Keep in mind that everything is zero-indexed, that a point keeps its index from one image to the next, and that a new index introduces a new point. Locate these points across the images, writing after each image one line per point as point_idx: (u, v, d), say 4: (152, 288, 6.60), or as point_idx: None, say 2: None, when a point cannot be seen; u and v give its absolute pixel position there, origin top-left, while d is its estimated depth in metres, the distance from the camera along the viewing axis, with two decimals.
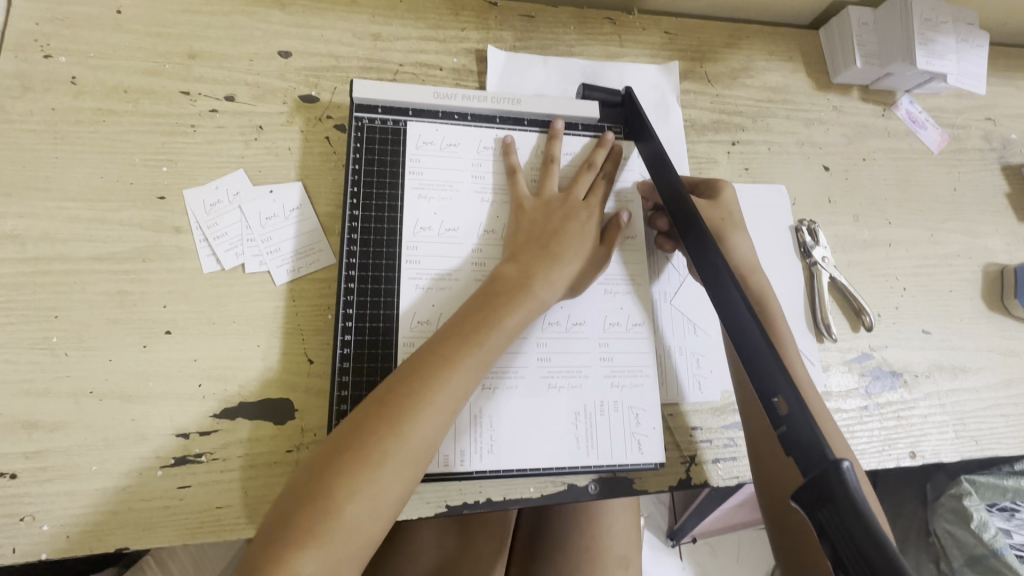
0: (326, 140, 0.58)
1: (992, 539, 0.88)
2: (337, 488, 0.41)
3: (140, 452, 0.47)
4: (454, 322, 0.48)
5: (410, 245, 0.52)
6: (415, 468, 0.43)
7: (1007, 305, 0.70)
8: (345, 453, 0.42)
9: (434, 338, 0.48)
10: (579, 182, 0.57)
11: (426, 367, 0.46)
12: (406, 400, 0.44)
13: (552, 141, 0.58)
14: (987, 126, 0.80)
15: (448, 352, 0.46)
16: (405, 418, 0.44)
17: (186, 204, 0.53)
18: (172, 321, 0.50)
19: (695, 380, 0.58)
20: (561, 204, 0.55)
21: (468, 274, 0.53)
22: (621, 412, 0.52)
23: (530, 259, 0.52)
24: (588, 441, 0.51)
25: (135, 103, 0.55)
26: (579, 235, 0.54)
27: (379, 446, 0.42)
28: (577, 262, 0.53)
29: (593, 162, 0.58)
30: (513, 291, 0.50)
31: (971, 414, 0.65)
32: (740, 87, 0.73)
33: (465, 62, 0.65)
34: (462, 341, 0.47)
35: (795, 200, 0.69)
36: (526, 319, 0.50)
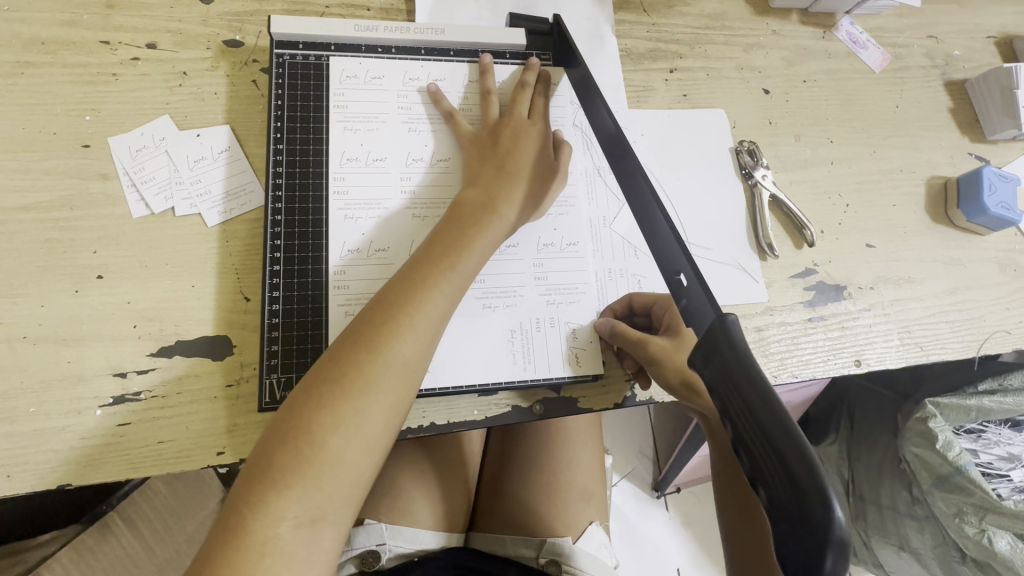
0: (253, 83, 0.58)
1: (958, 457, 0.83)
2: (318, 420, 0.41)
3: (78, 393, 0.47)
4: (422, 252, 0.48)
5: (337, 176, 0.53)
6: (398, 394, 0.44)
7: (951, 216, 0.71)
8: (323, 385, 0.42)
9: (404, 269, 0.48)
10: (519, 102, 0.57)
11: (398, 296, 0.46)
12: (380, 330, 0.44)
13: (484, 72, 0.58)
14: (929, 44, 0.79)
15: (420, 281, 0.46)
16: (381, 345, 0.43)
17: (112, 151, 0.53)
18: (104, 265, 0.51)
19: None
20: (506, 125, 0.55)
21: (399, 202, 0.53)
22: (558, 328, 0.54)
23: (490, 186, 0.52)
24: (525, 356, 0.53)
25: (54, 55, 0.55)
26: (532, 155, 0.54)
27: (357, 375, 0.42)
28: (535, 180, 0.54)
29: (527, 82, 0.58)
30: (478, 218, 0.50)
31: (916, 322, 0.66)
32: (676, 15, 0.72)
33: (393, 1, 0.64)
34: (431, 268, 0.47)
35: (734, 124, 0.69)
36: (492, 242, 0.50)
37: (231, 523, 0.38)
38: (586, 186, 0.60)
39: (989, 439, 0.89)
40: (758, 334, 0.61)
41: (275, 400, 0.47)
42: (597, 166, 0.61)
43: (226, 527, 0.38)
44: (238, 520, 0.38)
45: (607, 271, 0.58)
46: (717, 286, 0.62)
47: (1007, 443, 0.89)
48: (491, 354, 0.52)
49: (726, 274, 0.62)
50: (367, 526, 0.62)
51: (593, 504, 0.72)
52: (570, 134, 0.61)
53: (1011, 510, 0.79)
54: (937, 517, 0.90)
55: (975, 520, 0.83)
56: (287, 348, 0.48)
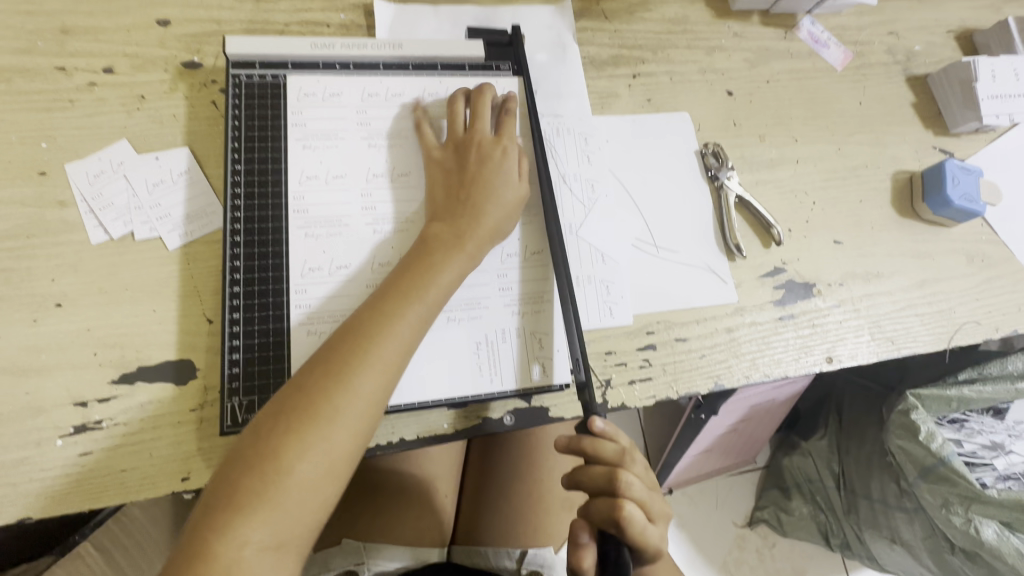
0: (212, 104, 0.58)
1: (940, 448, 0.83)
2: (281, 448, 0.40)
3: (38, 425, 0.47)
4: (394, 278, 0.48)
5: (297, 195, 0.52)
6: (364, 422, 0.43)
7: (917, 209, 0.71)
8: (287, 415, 0.42)
9: (371, 298, 0.48)
10: (480, 120, 0.56)
11: (369, 323, 0.45)
12: (348, 358, 0.44)
13: (453, 102, 0.57)
14: (890, 41, 0.80)
15: (390, 310, 0.46)
16: (349, 373, 0.43)
17: (68, 177, 0.53)
18: (62, 293, 0.50)
19: (605, 307, 0.59)
20: (469, 150, 0.55)
21: (361, 218, 0.53)
22: (524, 338, 0.54)
23: (457, 216, 0.52)
24: (492, 368, 0.53)
25: (8, 83, 0.54)
26: (499, 177, 0.54)
27: (321, 403, 0.42)
28: (495, 209, 0.53)
29: (484, 98, 0.57)
30: (446, 247, 0.50)
31: (886, 316, 0.66)
32: (638, 21, 0.73)
33: (353, 17, 0.64)
34: (398, 297, 0.47)
35: (698, 126, 0.70)
36: (458, 271, 0.50)
37: (191, 550, 0.38)
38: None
39: (971, 428, 0.89)
40: (729, 335, 0.61)
41: (238, 423, 0.47)
42: (562, 176, 0.62)
43: (183, 555, 0.37)
44: (195, 547, 0.38)
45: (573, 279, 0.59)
46: (686, 288, 0.62)
47: (990, 432, 0.89)
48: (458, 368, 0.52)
49: (695, 277, 0.62)
50: (344, 545, 0.63)
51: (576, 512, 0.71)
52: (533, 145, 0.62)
53: (996, 499, 0.79)
54: (925, 509, 0.88)
55: (962, 510, 0.82)
56: (249, 370, 0.48)
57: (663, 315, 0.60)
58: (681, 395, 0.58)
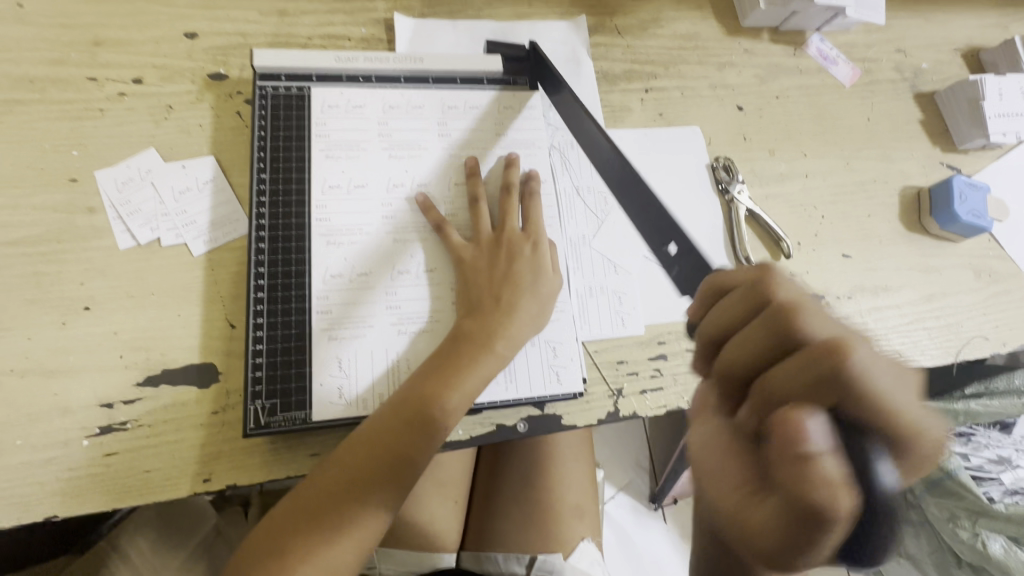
0: (237, 114, 0.59)
1: (949, 462, 0.83)
2: (295, 548, 0.44)
3: (65, 425, 0.48)
4: (413, 385, 0.49)
5: (319, 204, 0.54)
6: (374, 527, 0.47)
7: (925, 224, 0.72)
8: (305, 514, 0.45)
9: (389, 402, 0.48)
10: (509, 212, 0.58)
11: (383, 433, 0.47)
12: (365, 470, 0.46)
13: (471, 174, 0.58)
14: (897, 58, 0.82)
15: (402, 419, 0.47)
16: (363, 484, 0.46)
17: (98, 184, 0.54)
18: (91, 297, 0.51)
19: (616, 317, 0.60)
20: (501, 242, 0.56)
21: (382, 230, 0.55)
22: (538, 347, 0.56)
23: (490, 314, 0.53)
24: (507, 376, 0.54)
25: (42, 92, 0.56)
26: (532, 278, 0.55)
27: (334, 512, 0.45)
28: (530, 307, 0.54)
29: (510, 184, 0.59)
30: (474, 353, 0.51)
31: (894, 329, 0.67)
32: (650, 37, 0.74)
33: (374, 31, 0.66)
34: (414, 408, 0.48)
35: (710, 140, 0.71)
36: (487, 377, 0.51)
37: None
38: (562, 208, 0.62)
39: (978, 442, 0.89)
40: None
41: (260, 425, 0.48)
42: (575, 187, 0.63)
43: None
44: None
45: (587, 290, 0.60)
46: None
47: (996, 446, 0.89)
48: None
49: None
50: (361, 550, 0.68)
51: (586, 520, 0.72)
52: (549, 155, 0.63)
53: (1005, 513, 0.81)
54: (932, 523, 0.87)
55: (970, 524, 0.83)
56: (271, 375, 0.49)
57: (674, 325, 0.61)
58: None
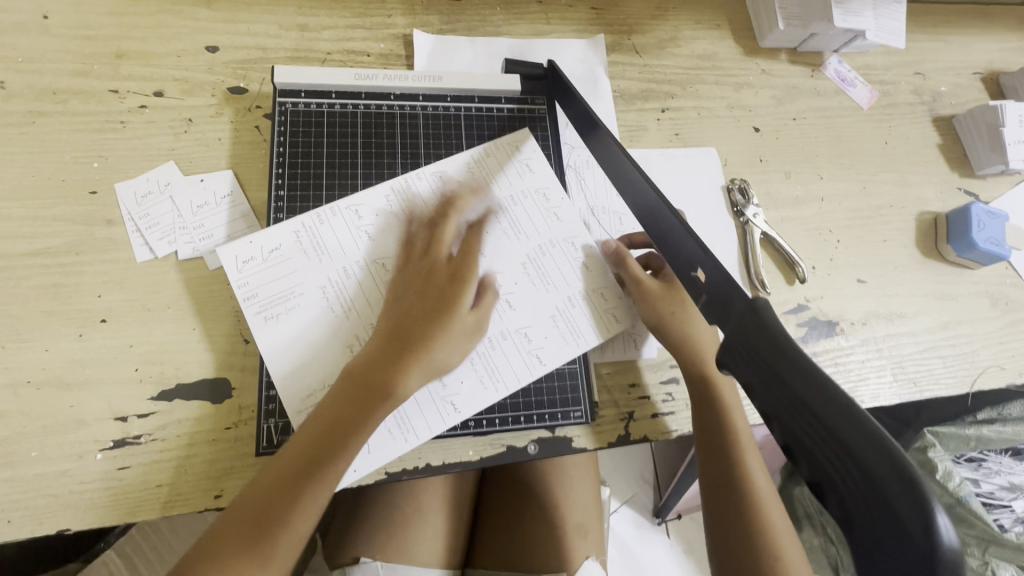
0: (256, 129, 0.60)
1: (958, 488, 0.82)
2: (283, 506, 0.42)
3: (79, 437, 0.48)
4: (391, 338, 0.48)
5: (330, 217, 0.54)
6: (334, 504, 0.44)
7: (941, 250, 0.72)
8: (266, 488, 0.43)
9: (348, 376, 0.46)
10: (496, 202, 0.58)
11: (367, 380, 0.46)
12: (326, 443, 0.44)
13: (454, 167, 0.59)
14: (916, 81, 0.81)
15: (382, 367, 0.46)
16: (324, 457, 0.43)
17: (117, 197, 0.55)
18: (108, 309, 0.52)
19: (608, 316, 0.56)
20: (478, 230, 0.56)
21: (377, 231, 0.55)
22: (513, 339, 0.53)
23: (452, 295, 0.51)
24: (490, 377, 0.52)
25: (65, 104, 0.57)
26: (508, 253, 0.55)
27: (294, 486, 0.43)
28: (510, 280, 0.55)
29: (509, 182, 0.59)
30: (431, 327, 0.49)
31: (908, 357, 0.66)
32: (668, 56, 0.74)
33: (392, 47, 0.66)
34: (375, 381, 0.46)
35: (726, 162, 0.71)
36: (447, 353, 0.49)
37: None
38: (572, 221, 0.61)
39: (989, 468, 0.89)
40: None
41: (273, 443, 0.48)
42: (588, 208, 0.63)
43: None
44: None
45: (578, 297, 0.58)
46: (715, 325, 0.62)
47: (1007, 473, 0.88)
48: None
49: None
50: (362, 565, 0.61)
51: (589, 540, 0.71)
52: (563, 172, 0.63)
53: (1013, 542, 0.78)
54: None
55: (978, 552, 0.81)
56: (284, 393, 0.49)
57: None
58: None
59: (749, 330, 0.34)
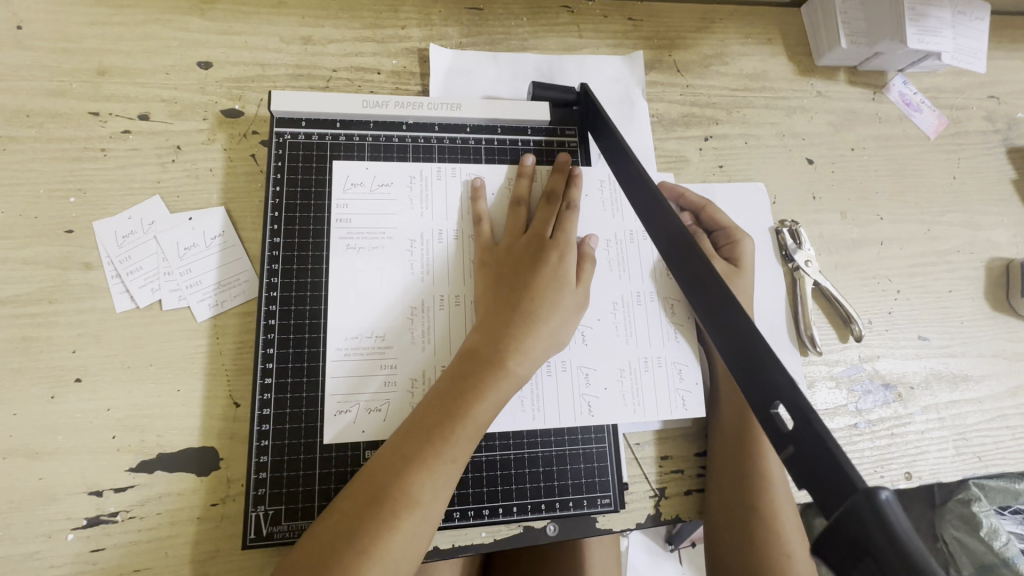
0: (252, 157, 0.53)
1: (1004, 548, 0.75)
2: None
3: (49, 515, 0.43)
4: (426, 406, 0.42)
5: (339, 254, 0.48)
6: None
7: (1013, 304, 0.64)
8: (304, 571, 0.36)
9: (397, 433, 0.42)
10: (543, 217, 0.51)
11: (400, 458, 0.40)
12: (372, 513, 0.38)
13: (474, 196, 0.52)
14: (990, 106, 0.72)
15: (415, 439, 0.41)
16: (371, 530, 0.37)
17: (96, 236, 0.49)
18: (83, 367, 0.46)
19: (646, 376, 0.51)
20: (523, 248, 0.50)
21: (397, 261, 0.49)
22: (570, 373, 0.49)
23: (503, 327, 0.45)
24: (534, 404, 0.48)
25: (39, 128, 0.51)
26: (556, 284, 0.48)
27: (339, 564, 0.36)
28: (559, 315, 0.47)
29: (552, 192, 0.52)
30: (487, 370, 0.43)
31: (973, 428, 0.59)
32: (713, 75, 0.66)
33: (406, 63, 0.59)
34: (426, 435, 0.41)
35: (774, 199, 0.63)
36: (501, 400, 0.43)
37: None
38: (616, 256, 0.54)
39: None
40: None
41: (262, 535, 0.42)
42: (630, 230, 0.55)
43: None
44: None
45: (624, 336, 0.51)
46: None
47: None
48: (496, 474, 0.47)
49: None
50: None
51: None
52: (595, 198, 0.55)
53: None
54: None
55: None
56: (276, 475, 0.43)
57: None
58: None
59: (868, 536, 0.23)
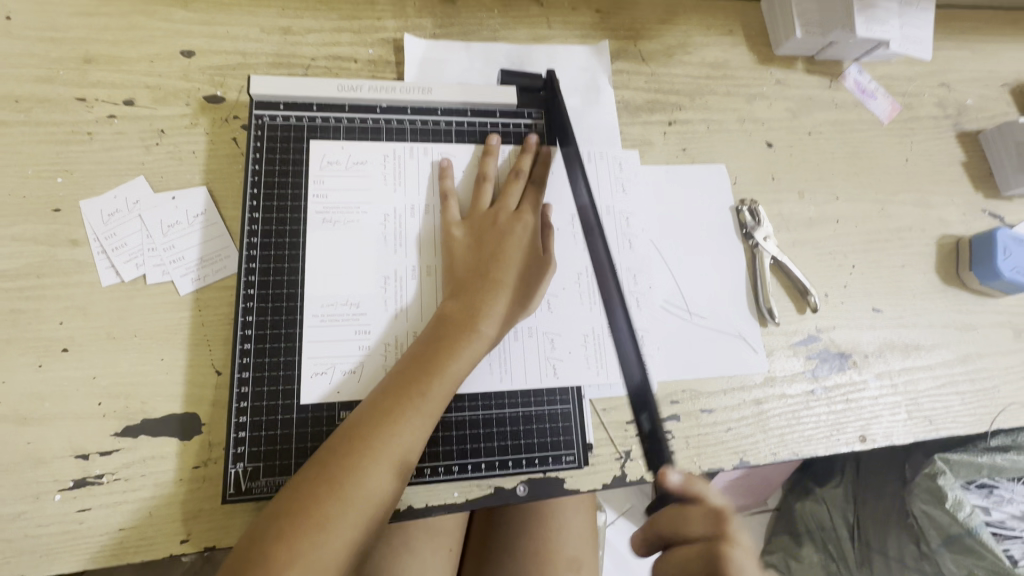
0: (233, 141, 0.56)
1: (968, 518, 0.76)
2: (280, 552, 0.37)
3: (37, 477, 0.45)
4: (403, 365, 0.45)
5: (315, 227, 0.51)
6: (361, 536, 0.40)
7: (962, 278, 0.67)
8: (285, 517, 0.38)
9: (375, 390, 0.44)
10: (511, 192, 0.54)
11: (376, 410, 0.43)
12: (349, 462, 0.40)
13: (442, 174, 0.55)
14: (941, 93, 0.76)
15: (391, 395, 0.43)
16: (348, 477, 0.40)
17: (83, 215, 0.51)
18: (70, 338, 0.48)
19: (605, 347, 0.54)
20: (492, 222, 0.53)
21: (370, 233, 0.52)
22: (536, 338, 0.53)
23: (475, 293, 0.49)
24: (502, 366, 0.51)
25: (28, 113, 0.53)
26: (523, 254, 0.51)
27: (319, 507, 0.39)
28: (523, 284, 0.51)
29: (519, 170, 0.56)
30: (461, 331, 0.47)
31: (925, 394, 0.62)
32: (676, 64, 0.70)
33: (382, 52, 0.62)
34: (402, 389, 0.43)
35: (735, 179, 0.66)
36: (473, 360, 0.47)
37: None
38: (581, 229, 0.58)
39: (1001, 496, 0.79)
40: (757, 408, 0.58)
41: (241, 491, 0.45)
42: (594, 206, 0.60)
43: None
44: None
45: (587, 304, 0.55)
46: (718, 357, 0.59)
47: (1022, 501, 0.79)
48: (466, 433, 0.50)
49: (724, 346, 0.59)
50: None
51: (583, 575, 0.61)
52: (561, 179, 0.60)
53: None
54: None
55: None
56: (256, 435, 0.45)
57: (689, 384, 0.57)
58: (704, 472, 0.55)
59: None
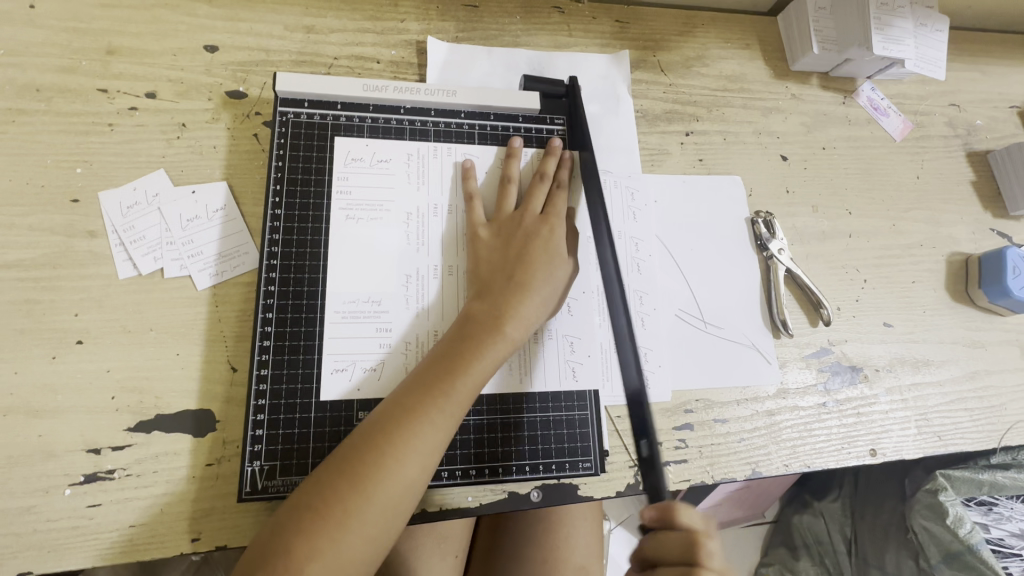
0: (254, 137, 0.56)
1: (969, 534, 0.75)
2: (301, 544, 0.37)
3: (47, 471, 0.44)
4: (429, 363, 0.45)
5: (339, 225, 0.51)
6: (380, 534, 0.39)
7: (971, 295, 0.68)
8: (306, 511, 0.38)
9: (399, 388, 0.44)
10: (536, 195, 0.54)
11: (401, 409, 0.42)
12: (372, 459, 0.40)
13: (466, 175, 0.55)
14: (951, 112, 0.77)
15: (416, 394, 0.43)
16: (372, 474, 0.40)
17: (101, 206, 0.51)
18: (85, 330, 0.48)
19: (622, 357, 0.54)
20: (518, 224, 0.53)
21: (395, 231, 0.52)
22: (557, 341, 0.53)
23: (501, 294, 0.49)
24: (521, 369, 0.52)
25: (48, 102, 0.53)
26: (548, 258, 0.51)
27: (341, 505, 0.38)
28: (547, 290, 0.50)
29: (546, 172, 0.56)
30: (486, 333, 0.46)
31: (935, 409, 0.63)
32: (694, 76, 0.70)
33: (404, 54, 0.62)
34: (427, 389, 0.43)
35: (751, 192, 0.67)
36: (498, 361, 0.46)
37: None
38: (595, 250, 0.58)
39: (1000, 513, 0.80)
40: (769, 420, 0.58)
41: (257, 489, 0.44)
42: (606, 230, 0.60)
43: None
44: None
45: (602, 314, 0.55)
46: (732, 368, 0.59)
47: (1018, 518, 0.80)
48: (484, 436, 0.49)
49: (739, 357, 0.60)
50: None
51: None
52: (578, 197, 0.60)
53: None
54: None
55: None
56: (273, 433, 0.45)
57: (703, 393, 0.58)
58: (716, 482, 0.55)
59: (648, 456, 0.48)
